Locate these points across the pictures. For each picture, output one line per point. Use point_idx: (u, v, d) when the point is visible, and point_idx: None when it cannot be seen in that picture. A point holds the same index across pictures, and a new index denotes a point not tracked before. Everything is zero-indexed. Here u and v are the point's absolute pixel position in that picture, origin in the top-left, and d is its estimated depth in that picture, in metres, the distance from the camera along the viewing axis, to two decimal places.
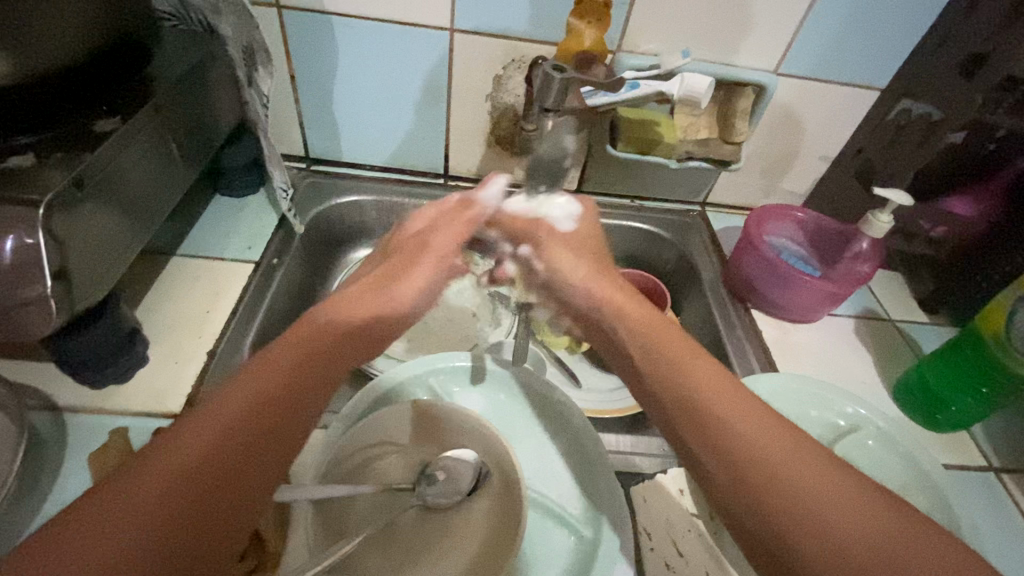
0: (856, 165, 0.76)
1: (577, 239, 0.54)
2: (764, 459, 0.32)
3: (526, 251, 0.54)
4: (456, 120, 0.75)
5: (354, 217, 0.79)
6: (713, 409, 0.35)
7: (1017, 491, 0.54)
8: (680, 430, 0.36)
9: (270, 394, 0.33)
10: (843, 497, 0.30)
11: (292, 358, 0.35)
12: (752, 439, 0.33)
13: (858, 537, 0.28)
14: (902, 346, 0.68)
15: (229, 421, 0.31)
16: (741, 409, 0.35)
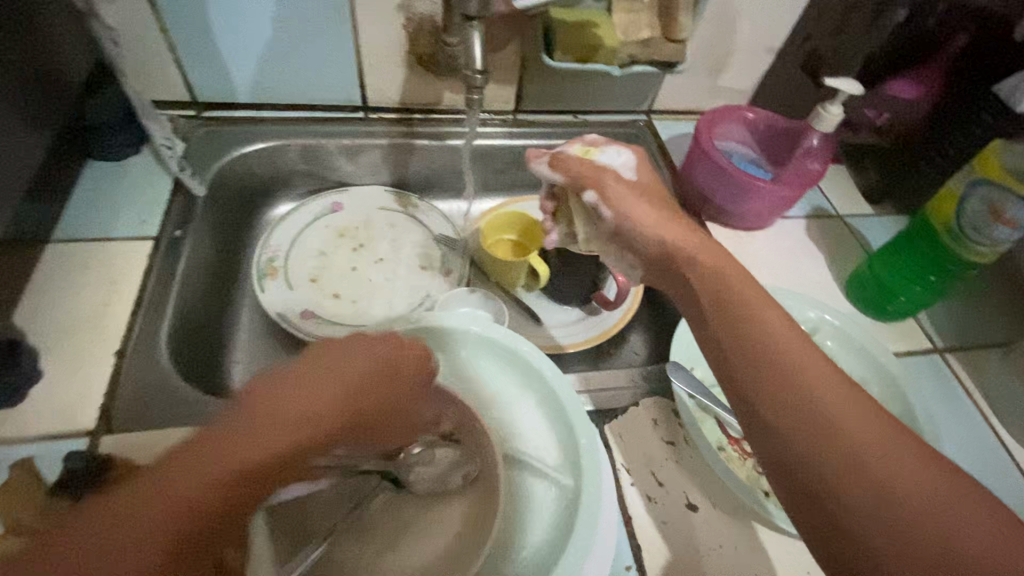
0: (802, 57, 0.72)
1: (638, 186, 0.47)
2: (811, 391, 0.30)
3: (593, 197, 0.46)
4: (367, 39, 0.64)
5: (267, 168, 0.70)
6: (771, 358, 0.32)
7: (961, 368, 0.57)
8: (734, 363, 0.33)
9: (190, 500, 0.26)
10: (907, 464, 0.27)
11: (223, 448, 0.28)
12: (805, 376, 0.31)
13: (910, 482, 0.27)
14: (850, 241, 0.68)
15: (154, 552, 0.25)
16: (813, 359, 0.32)
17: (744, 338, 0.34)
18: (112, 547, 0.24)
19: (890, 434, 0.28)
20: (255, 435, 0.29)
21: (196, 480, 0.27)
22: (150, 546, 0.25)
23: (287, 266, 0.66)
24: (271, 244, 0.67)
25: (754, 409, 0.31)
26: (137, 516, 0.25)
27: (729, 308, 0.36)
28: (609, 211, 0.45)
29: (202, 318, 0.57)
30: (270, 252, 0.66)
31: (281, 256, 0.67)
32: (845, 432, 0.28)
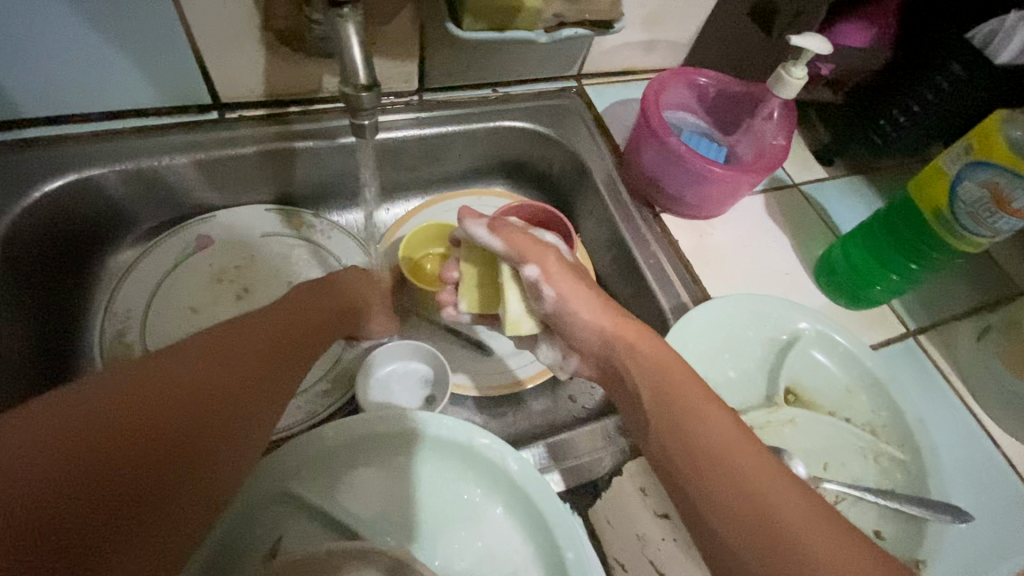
0: (751, 2, 0.61)
1: (576, 268, 0.45)
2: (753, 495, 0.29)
3: (534, 273, 0.42)
4: (195, 14, 0.46)
5: (92, 206, 0.51)
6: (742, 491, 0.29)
7: (935, 352, 0.53)
8: (675, 469, 0.32)
9: (204, 381, 0.30)
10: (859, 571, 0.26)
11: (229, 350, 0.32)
12: (745, 473, 0.30)
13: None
14: (813, 216, 0.62)
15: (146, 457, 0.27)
16: (748, 450, 0.31)
17: (717, 472, 0.31)
18: (111, 432, 0.26)
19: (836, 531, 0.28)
20: (236, 356, 0.33)
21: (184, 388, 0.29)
22: (147, 444, 0.27)
23: (145, 338, 0.51)
24: (117, 310, 0.52)
25: (706, 521, 0.30)
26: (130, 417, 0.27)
27: (662, 404, 0.35)
28: (552, 292, 0.42)
29: None
30: (117, 323, 0.51)
31: (135, 325, 0.51)
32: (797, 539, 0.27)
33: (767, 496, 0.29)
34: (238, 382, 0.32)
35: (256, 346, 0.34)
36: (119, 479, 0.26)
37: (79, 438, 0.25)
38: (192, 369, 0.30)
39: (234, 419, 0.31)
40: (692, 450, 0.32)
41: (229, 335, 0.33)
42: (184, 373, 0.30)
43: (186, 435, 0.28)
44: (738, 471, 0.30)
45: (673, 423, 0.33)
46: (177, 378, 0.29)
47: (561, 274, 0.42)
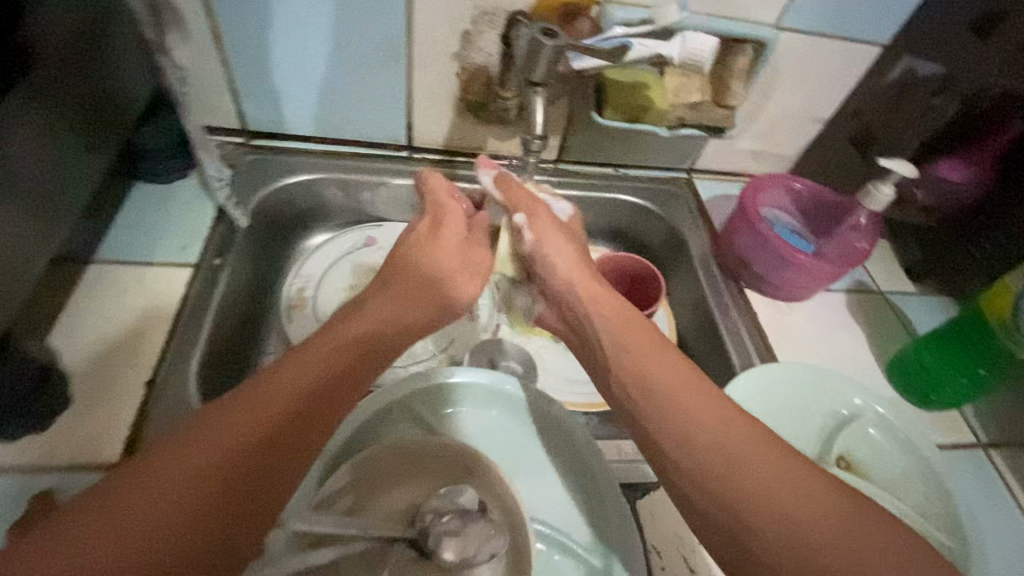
0: (852, 130, 0.71)
1: (568, 229, 0.55)
2: (724, 453, 0.33)
3: (521, 220, 0.54)
4: (420, 83, 0.65)
5: (307, 200, 0.70)
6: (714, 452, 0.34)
7: (1006, 471, 0.55)
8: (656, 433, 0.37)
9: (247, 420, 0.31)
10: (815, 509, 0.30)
11: (276, 386, 0.33)
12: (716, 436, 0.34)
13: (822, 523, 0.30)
14: (893, 320, 0.66)
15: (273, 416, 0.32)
16: (720, 415, 0.35)
17: (691, 439, 0.35)
18: (167, 482, 0.27)
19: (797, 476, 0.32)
20: (279, 391, 0.33)
21: (242, 415, 0.31)
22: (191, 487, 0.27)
23: (315, 298, 0.65)
24: (302, 274, 0.67)
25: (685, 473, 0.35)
26: (257, 391, 0.32)
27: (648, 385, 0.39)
28: (532, 237, 0.53)
29: (230, 348, 0.56)
30: (300, 282, 0.67)
31: (311, 286, 0.67)
32: (761, 486, 0.32)
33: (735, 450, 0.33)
34: (285, 418, 0.32)
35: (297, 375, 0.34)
36: (249, 433, 0.30)
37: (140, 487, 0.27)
38: (241, 413, 0.31)
39: (280, 455, 0.31)
40: (665, 426, 0.37)
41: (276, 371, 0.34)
42: (244, 402, 0.31)
43: (234, 477, 0.29)
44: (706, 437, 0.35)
45: (662, 405, 0.38)
46: (238, 407, 0.31)
47: (542, 228, 0.53)
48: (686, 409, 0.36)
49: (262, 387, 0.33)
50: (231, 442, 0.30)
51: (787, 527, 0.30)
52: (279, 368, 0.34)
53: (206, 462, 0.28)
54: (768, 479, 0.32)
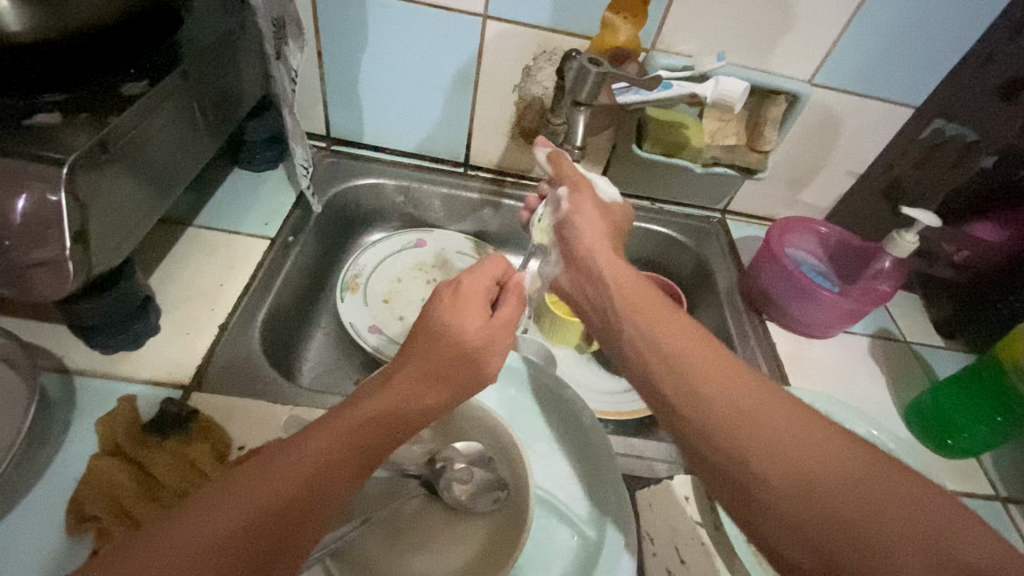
0: (883, 184, 0.75)
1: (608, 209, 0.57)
2: (736, 410, 0.36)
3: (564, 193, 0.56)
4: (483, 108, 0.73)
5: (372, 201, 0.78)
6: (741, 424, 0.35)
7: (1021, 521, 0.56)
8: (673, 393, 0.39)
9: (273, 488, 0.31)
10: (817, 458, 0.32)
11: (307, 454, 0.33)
12: (725, 398, 0.36)
13: (830, 470, 0.32)
14: (916, 368, 0.68)
15: (294, 483, 0.31)
16: (730, 375, 0.38)
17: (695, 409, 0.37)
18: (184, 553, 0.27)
19: (807, 428, 0.34)
20: (307, 459, 0.33)
21: (268, 485, 0.31)
22: (207, 557, 0.27)
23: (367, 283, 0.72)
24: (358, 262, 0.74)
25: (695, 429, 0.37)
26: (288, 457, 0.32)
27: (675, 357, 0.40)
28: (570, 208, 0.56)
29: (290, 315, 0.63)
30: (355, 269, 0.73)
31: (364, 273, 0.73)
32: (769, 438, 0.34)
33: (746, 408, 0.36)
34: (309, 494, 0.32)
35: (327, 444, 0.34)
36: (271, 508, 0.30)
37: (160, 552, 0.27)
38: (266, 484, 0.31)
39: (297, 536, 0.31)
40: (664, 410, 0.39)
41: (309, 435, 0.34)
42: (271, 470, 0.31)
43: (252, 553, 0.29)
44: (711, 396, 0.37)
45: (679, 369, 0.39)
46: (266, 474, 0.31)
47: (584, 204, 0.55)
48: (708, 390, 0.37)
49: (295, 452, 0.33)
50: (254, 513, 0.29)
51: (798, 476, 0.32)
52: (308, 435, 0.34)
53: (223, 534, 0.28)
54: (777, 442, 0.33)
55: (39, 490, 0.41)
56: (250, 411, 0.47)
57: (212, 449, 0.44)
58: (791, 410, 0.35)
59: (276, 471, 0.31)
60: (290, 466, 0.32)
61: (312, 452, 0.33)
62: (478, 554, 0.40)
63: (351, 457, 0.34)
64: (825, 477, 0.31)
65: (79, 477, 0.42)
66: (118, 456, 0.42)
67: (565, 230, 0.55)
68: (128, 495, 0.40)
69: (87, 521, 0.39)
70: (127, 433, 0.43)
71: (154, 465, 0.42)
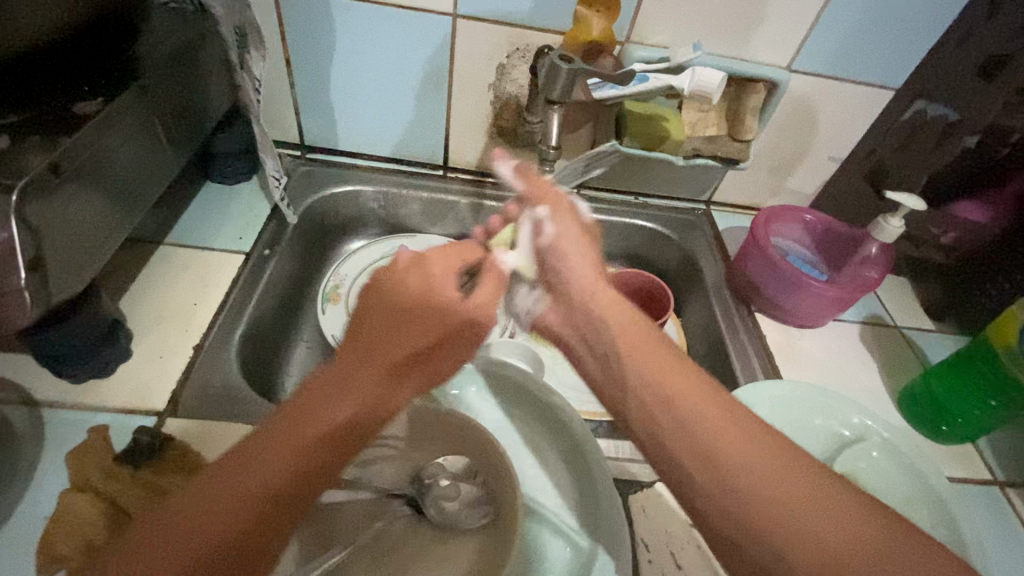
0: (867, 168, 0.74)
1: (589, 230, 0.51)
2: (750, 469, 0.32)
3: (543, 213, 0.50)
4: (459, 109, 0.72)
5: (350, 209, 0.77)
6: (743, 455, 0.32)
7: (1021, 505, 0.56)
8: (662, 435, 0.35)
9: (285, 453, 0.31)
10: (835, 521, 0.30)
11: (316, 414, 0.32)
12: (724, 445, 0.33)
13: (849, 534, 0.29)
14: (907, 354, 0.68)
15: (302, 442, 0.31)
16: (731, 419, 0.34)
17: (689, 425, 0.34)
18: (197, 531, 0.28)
19: (823, 487, 0.31)
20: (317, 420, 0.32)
21: (273, 456, 0.30)
22: (215, 535, 0.28)
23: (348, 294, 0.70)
24: (338, 273, 0.72)
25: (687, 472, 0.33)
26: (309, 412, 0.32)
27: (672, 406, 0.35)
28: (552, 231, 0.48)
29: (269, 330, 0.62)
30: (336, 279, 0.71)
31: (345, 283, 0.71)
32: (790, 504, 0.30)
33: (759, 469, 0.32)
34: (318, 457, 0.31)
35: (336, 394, 0.33)
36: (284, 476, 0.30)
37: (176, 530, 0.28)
38: (276, 447, 0.31)
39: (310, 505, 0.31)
40: None
41: (319, 389, 0.33)
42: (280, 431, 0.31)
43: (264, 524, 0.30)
44: (713, 450, 0.33)
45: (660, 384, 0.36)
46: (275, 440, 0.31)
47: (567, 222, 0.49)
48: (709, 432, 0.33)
49: (308, 409, 0.32)
50: (265, 483, 0.30)
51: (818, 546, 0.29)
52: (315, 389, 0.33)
53: (235, 506, 0.29)
54: (797, 500, 0.31)
55: (6, 532, 0.39)
56: (228, 433, 0.46)
57: (187, 478, 0.42)
58: (797, 464, 0.32)
59: (288, 431, 0.31)
60: (300, 426, 0.31)
61: (325, 412, 0.32)
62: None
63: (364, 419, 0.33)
64: (836, 536, 0.29)
65: (48, 515, 0.40)
66: (90, 492, 0.41)
67: (548, 256, 0.48)
68: (99, 534, 0.38)
69: (57, 563, 0.37)
70: (99, 468, 0.42)
71: (126, 501, 0.40)
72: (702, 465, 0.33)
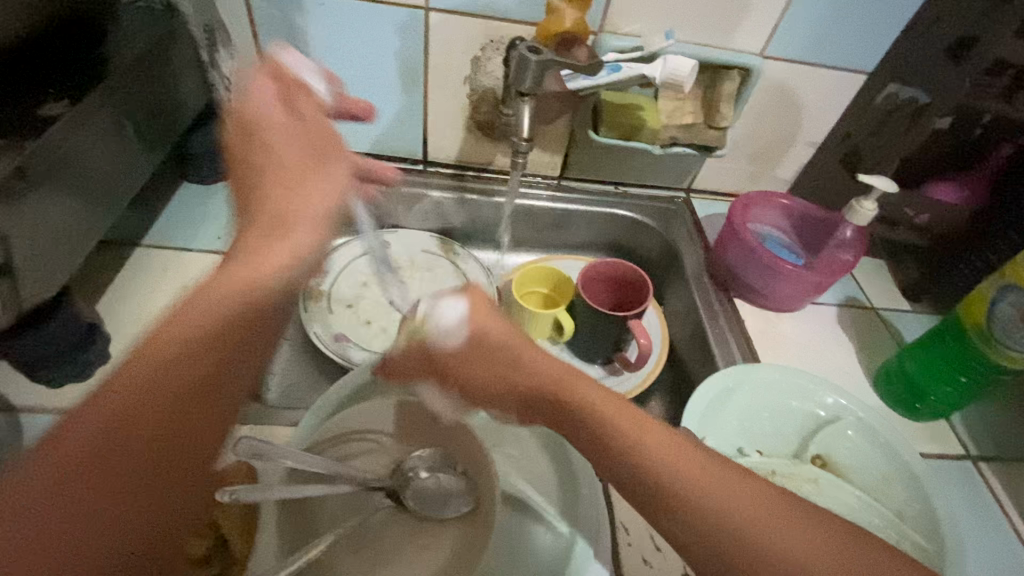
0: (842, 152, 0.75)
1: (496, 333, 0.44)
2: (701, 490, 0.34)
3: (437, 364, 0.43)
4: (436, 103, 0.72)
5: None
6: (699, 480, 0.35)
7: (993, 478, 0.57)
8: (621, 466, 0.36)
9: (159, 383, 0.31)
10: (786, 534, 0.33)
11: (182, 340, 0.33)
12: (678, 467, 0.35)
13: (799, 545, 0.33)
14: (884, 335, 0.69)
15: (171, 369, 0.32)
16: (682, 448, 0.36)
17: (644, 454, 0.36)
18: (87, 468, 0.28)
19: (771, 503, 0.34)
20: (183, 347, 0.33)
21: (143, 385, 0.31)
22: (107, 469, 0.28)
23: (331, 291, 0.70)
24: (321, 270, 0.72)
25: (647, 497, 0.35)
26: (172, 333, 0.33)
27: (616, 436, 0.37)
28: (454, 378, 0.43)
29: None
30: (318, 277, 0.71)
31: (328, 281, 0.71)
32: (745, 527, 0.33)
33: (715, 495, 0.34)
34: (192, 380, 0.32)
35: (191, 324, 0.34)
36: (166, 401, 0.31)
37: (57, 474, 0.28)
38: (139, 373, 0.31)
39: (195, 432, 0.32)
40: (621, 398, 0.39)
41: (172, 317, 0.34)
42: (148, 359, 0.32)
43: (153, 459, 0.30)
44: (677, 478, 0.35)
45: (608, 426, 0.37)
46: (141, 370, 0.31)
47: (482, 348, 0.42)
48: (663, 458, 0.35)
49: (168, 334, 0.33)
50: (144, 411, 0.30)
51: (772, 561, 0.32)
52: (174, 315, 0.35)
53: (111, 436, 0.29)
54: (752, 518, 0.33)
55: None
56: None
57: None
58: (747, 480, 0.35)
59: (150, 358, 0.32)
60: (163, 350, 0.32)
61: (186, 331, 0.34)
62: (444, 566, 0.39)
63: (226, 342, 0.35)
64: (791, 548, 0.33)
65: None
66: None
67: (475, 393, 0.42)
68: None
69: None
70: None
71: None
72: (663, 490, 0.35)
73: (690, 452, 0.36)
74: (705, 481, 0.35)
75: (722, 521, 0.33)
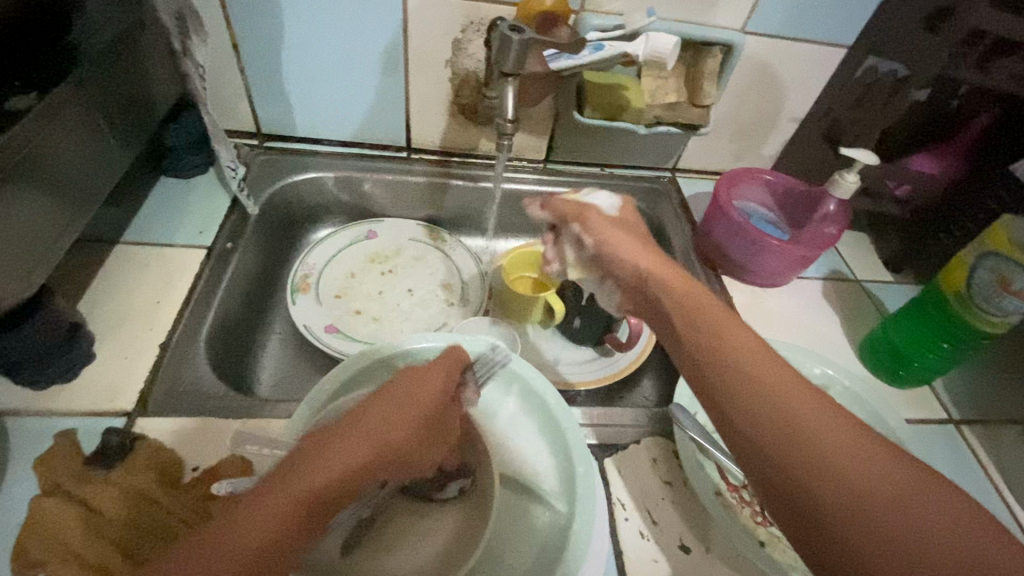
0: (824, 127, 0.75)
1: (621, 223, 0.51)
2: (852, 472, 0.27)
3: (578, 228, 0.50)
4: (417, 88, 0.71)
5: (314, 196, 0.75)
6: (846, 448, 0.28)
7: (975, 441, 0.59)
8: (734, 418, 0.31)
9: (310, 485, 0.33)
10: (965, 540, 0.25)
11: (345, 448, 0.36)
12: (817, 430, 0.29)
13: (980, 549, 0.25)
14: (868, 306, 0.70)
15: (333, 470, 0.34)
16: (827, 415, 0.29)
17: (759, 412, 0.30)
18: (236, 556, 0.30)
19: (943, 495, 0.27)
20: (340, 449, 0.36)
21: (297, 484, 0.33)
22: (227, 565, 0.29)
23: (318, 283, 0.70)
24: (307, 262, 0.71)
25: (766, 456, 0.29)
26: (341, 445, 0.36)
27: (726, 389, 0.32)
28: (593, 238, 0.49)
29: (239, 324, 0.61)
30: (305, 269, 0.70)
31: (315, 273, 0.71)
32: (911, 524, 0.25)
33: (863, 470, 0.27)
34: (338, 483, 0.34)
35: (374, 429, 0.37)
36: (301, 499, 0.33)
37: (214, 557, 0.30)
38: (307, 478, 0.34)
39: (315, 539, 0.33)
40: None
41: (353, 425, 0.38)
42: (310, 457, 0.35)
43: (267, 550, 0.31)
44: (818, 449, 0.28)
45: (718, 363, 0.34)
46: (305, 468, 0.34)
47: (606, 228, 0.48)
48: (804, 418, 0.29)
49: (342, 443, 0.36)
50: (283, 507, 0.32)
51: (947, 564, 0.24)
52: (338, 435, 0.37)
53: (266, 536, 0.31)
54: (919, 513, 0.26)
55: None
56: (201, 428, 0.45)
57: (160, 476, 0.42)
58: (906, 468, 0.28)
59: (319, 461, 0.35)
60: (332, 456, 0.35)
61: (354, 443, 0.36)
62: (446, 548, 0.40)
63: (382, 455, 0.37)
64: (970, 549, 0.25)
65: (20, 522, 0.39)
66: (61, 496, 0.40)
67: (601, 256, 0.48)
68: (74, 539, 0.38)
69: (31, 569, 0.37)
70: (68, 472, 0.41)
71: (100, 502, 0.40)
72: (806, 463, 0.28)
73: (834, 418, 0.29)
74: (854, 455, 0.28)
75: (882, 507, 0.26)
